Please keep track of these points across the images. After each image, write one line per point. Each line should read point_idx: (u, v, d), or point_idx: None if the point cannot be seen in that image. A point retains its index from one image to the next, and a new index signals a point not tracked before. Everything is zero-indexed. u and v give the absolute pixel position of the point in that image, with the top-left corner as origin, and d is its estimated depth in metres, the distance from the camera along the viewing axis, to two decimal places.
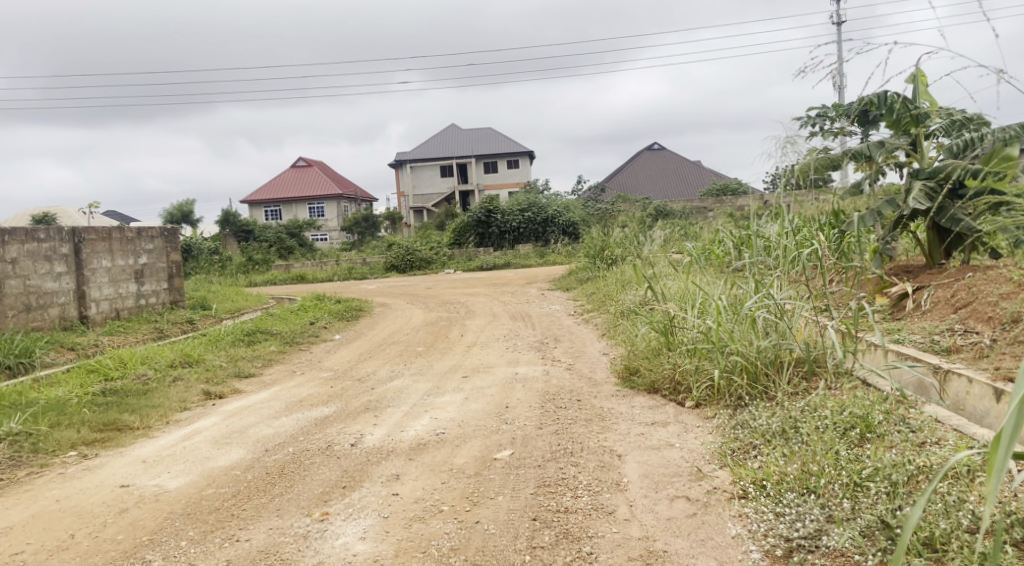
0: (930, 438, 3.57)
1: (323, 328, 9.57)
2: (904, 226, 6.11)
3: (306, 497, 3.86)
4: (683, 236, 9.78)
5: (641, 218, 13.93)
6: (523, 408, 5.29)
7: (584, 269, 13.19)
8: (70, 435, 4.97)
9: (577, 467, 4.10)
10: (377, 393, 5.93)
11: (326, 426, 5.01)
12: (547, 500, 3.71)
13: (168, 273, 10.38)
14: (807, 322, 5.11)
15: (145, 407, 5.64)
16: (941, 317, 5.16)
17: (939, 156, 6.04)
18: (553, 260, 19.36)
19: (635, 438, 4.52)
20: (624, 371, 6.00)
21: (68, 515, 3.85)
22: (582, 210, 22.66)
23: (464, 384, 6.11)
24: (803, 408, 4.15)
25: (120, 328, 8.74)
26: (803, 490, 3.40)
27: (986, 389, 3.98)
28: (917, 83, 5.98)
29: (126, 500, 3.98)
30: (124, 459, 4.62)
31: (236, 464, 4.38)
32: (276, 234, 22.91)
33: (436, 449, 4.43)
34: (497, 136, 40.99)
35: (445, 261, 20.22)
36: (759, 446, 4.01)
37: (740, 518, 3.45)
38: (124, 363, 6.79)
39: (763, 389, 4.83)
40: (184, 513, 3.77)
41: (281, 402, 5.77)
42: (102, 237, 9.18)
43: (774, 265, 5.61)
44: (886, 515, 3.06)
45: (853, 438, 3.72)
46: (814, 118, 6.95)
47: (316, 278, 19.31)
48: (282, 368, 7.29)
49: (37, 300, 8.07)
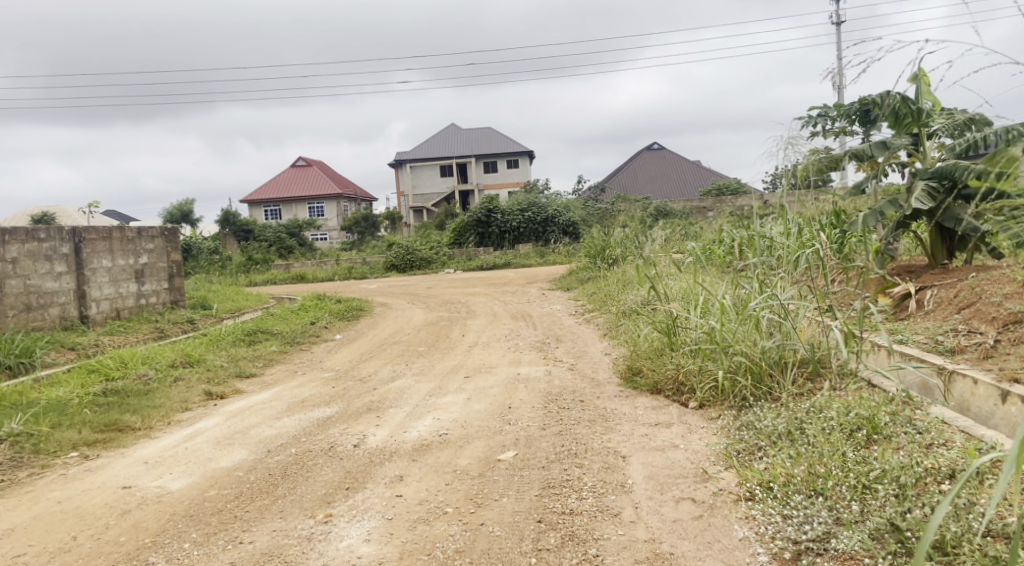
0: (937, 440, 3.55)
1: (324, 328, 9.55)
2: (907, 227, 6.09)
3: (309, 498, 3.84)
4: (684, 236, 9.77)
5: (642, 219, 13.91)
6: (526, 408, 5.26)
7: (584, 269, 13.16)
8: (71, 435, 4.95)
9: (581, 468, 4.07)
10: (379, 394, 5.91)
11: (328, 427, 4.99)
12: (552, 502, 3.68)
13: (169, 272, 10.36)
14: (810, 322, 5.09)
15: (146, 407, 5.61)
16: (944, 317, 5.14)
17: (942, 156, 6.02)
18: (554, 260, 19.34)
19: (639, 439, 4.50)
20: (626, 372, 5.98)
21: (70, 517, 3.83)
22: (582, 210, 22.63)
23: (466, 384, 6.09)
24: (809, 408, 4.12)
25: (120, 328, 8.71)
26: (810, 492, 3.38)
27: (992, 390, 3.95)
28: (919, 83, 5.96)
29: (128, 501, 3.96)
30: (125, 461, 4.60)
31: (239, 466, 4.35)
32: (276, 233, 22.89)
33: (439, 450, 4.41)
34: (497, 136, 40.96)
35: (445, 260, 20.21)
36: (764, 447, 3.98)
37: (747, 521, 3.43)
38: (125, 363, 6.76)
39: (767, 390, 4.81)
40: (186, 515, 3.75)
41: (282, 402, 5.74)
42: (103, 237, 9.16)
43: (777, 265, 5.59)
44: (896, 518, 3.04)
45: (859, 440, 3.69)
46: (815, 118, 6.94)
47: (316, 277, 19.31)
48: (284, 369, 7.27)
49: (37, 300, 8.05)
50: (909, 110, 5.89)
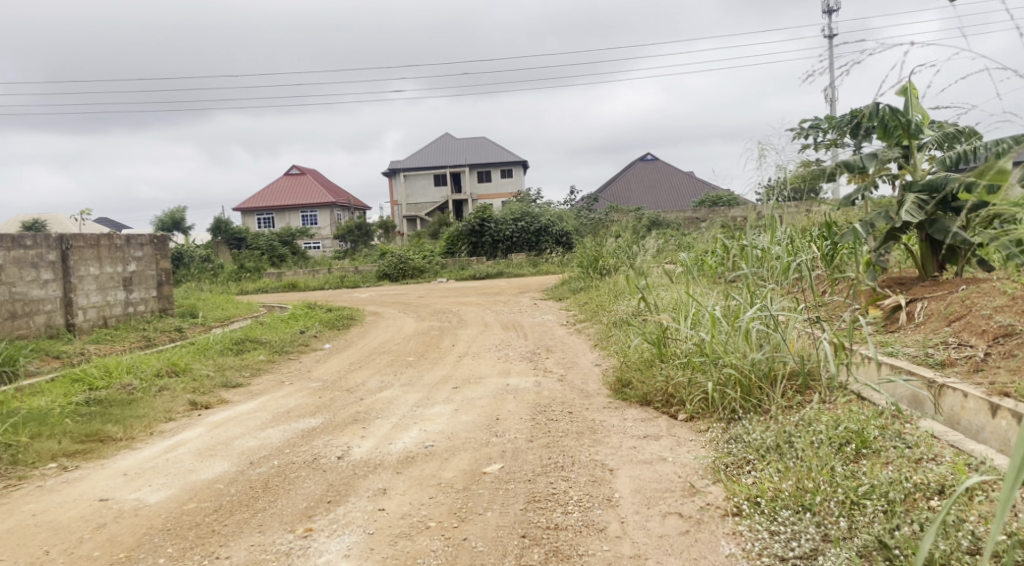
0: (926, 455, 3.52)
1: (313, 337, 9.47)
2: (897, 239, 6.07)
3: (289, 512, 3.77)
4: (677, 246, 9.72)
5: (636, 229, 13.87)
6: (514, 419, 5.21)
7: (577, 278, 13.09)
8: (51, 446, 4.87)
9: (567, 481, 4.02)
10: (366, 404, 5.83)
11: (313, 438, 4.92)
12: (537, 517, 3.63)
13: (158, 280, 10.28)
14: (800, 334, 5.03)
15: (129, 417, 5.54)
16: (934, 329, 5.11)
17: (932, 168, 5.99)
18: (547, 270, 19.31)
19: (627, 452, 4.44)
20: (616, 384, 5.92)
21: (44, 531, 3.75)
22: (575, 220, 22.16)
23: (455, 395, 6.01)
24: (797, 421, 4.06)
25: (107, 337, 8.63)
26: (798, 508, 3.35)
27: (981, 404, 3.92)
28: (909, 95, 5.94)
29: (104, 514, 3.89)
30: (105, 472, 4.52)
31: (220, 477, 4.28)
32: (268, 242, 22.76)
33: (423, 463, 4.34)
34: (492, 146, 41.00)
35: (439, 269, 20.14)
36: (752, 461, 3.93)
37: (734, 537, 3.38)
38: (109, 372, 6.67)
39: (756, 403, 4.76)
40: (163, 529, 3.68)
41: (267, 413, 5.67)
42: (91, 245, 9.07)
43: (767, 277, 5.55)
44: (884, 535, 3.00)
45: (848, 454, 3.66)
46: (806, 129, 6.93)
47: (309, 285, 19.21)
48: (272, 379, 7.18)
49: (22, 308, 7.97)
50: (899, 122, 5.88)
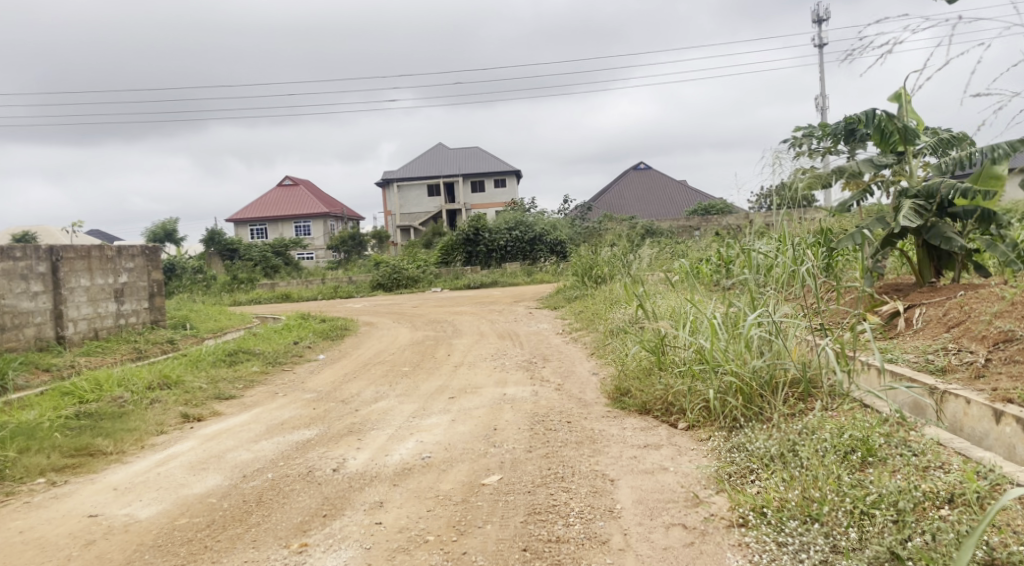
0: (933, 463, 3.46)
1: (307, 348, 9.37)
2: (895, 245, 6.02)
3: (283, 526, 3.68)
4: (672, 254, 9.65)
5: (631, 237, 13.83)
6: (511, 429, 5.13)
7: (572, 287, 13.03)
8: (39, 461, 4.78)
9: (567, 493, 3.94)
10: (362, 415, 5.75)
11: (308, 450, 4.84)
12: (538, 529, 3.55)
13: (150, 291, 10.17)
14: (801, 341, 4.94)
15: (120, 430, 5.45)
16: (934, 335, 5.05)
17: (928, 175, 5.91)
18: (542, 279, 19.25)
19: (628, 461, 4.37)
20: (614, 393, 5.85)
21: (31, 549, 3.66)
22: (569, 229, 22.04)
23: (450, 406, 5.92)
24: (801, 429, 3.97)
25: (97, 349, 8.51)
26: (806, 518, 3.28)
27: (985, 410, 3.86)
28: (904, 101, 5.94)
29: (94, 531, 3.79)
30: (94, 487, 4.43)
31: (212, 492, 4.19)
32: (260, 254, 22.69)
33: (421, 475, 4.26)
34: (485, 156, 41.00)
35: (433, 278, 20.06)
36: (756, 470, 3.86)
37: (740, 548, 3.31)
38: (99, 385, 6.55)
39: (758, 411, 4.68)
40: (154, 546, 3.59)
41: (261, 425, 5.58)
42: (82, 256, 8.95)
43: (768, 282, 5.48)
44: (896, 546, 2.94)
45: (854, 462, 3.59)
46: (801, 136, 6.89)
47: (302, 296, 19.09)
48: (265, 389, 7.09)
49: (11, 320, 7.85)
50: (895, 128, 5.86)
